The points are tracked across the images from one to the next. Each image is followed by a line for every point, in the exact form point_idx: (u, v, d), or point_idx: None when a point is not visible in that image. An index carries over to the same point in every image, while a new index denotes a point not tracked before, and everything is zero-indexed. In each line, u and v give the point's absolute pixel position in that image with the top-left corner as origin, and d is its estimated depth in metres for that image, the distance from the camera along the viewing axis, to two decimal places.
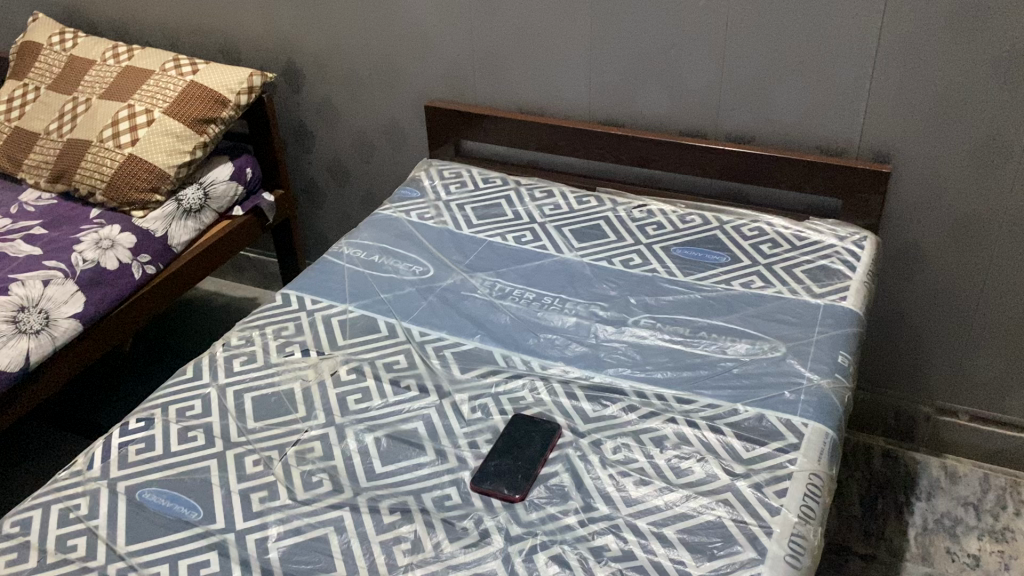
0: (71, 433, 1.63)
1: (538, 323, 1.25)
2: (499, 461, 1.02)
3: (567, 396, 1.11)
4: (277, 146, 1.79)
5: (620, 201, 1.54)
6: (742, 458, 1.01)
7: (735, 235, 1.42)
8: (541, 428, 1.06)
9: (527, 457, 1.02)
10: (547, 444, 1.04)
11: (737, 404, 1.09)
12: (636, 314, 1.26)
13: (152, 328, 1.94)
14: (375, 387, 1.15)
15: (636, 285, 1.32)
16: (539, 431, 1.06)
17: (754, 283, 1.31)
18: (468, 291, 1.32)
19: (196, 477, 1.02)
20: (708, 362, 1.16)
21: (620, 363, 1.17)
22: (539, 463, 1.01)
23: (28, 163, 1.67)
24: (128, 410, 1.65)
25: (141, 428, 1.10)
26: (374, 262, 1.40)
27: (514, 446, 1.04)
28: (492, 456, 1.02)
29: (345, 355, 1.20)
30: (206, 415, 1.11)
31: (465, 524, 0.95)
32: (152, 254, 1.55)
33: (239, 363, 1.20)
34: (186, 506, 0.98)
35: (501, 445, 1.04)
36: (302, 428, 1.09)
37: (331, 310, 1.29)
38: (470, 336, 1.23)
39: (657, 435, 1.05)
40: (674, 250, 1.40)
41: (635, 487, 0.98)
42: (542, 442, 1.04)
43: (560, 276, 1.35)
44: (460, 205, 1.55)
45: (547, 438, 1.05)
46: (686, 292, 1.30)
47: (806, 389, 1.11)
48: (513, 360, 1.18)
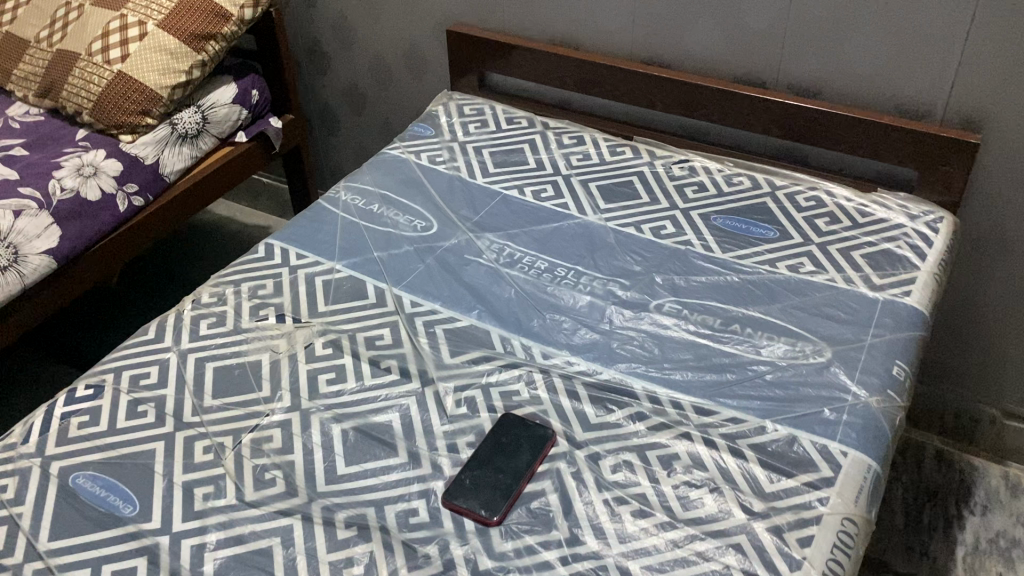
0: (62, 363, 1.55)
1: (546, 299, 1.09)
2: (477, 474, 0.88)
3: (568, 395, 0.96)
4: (287, 66, 1.63)
5: (660, 155, 1.35)
6: (763, 492, 0.85)
7: (789, 204, 1.23)
8: (533, 430, 0.92)
9: (508, 470, 0.88)
10: (535, 454, 0.89)
11: (765, 421, 0.92)
12: (661, 296, 1.09)
13: (164, 251, 1.85)
14: (351, 367, 1.01)
15: (664, 260, 1.15)
16: (531, 434, 0.91)
17: (803, 267, 1.12)
18: (473, 255, 1.16)
19: (138, 462, 0.91)
20: (737, 363, 0.99)
21: (634, 356, 1.01)
22: (521, 479, 0.87)
23: (17, 75, 1.53)
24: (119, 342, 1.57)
25: (88, 396, 0.98)
26: (372, 212, 1.24)
27: (498, 453, 0.90)
28: (471, 463, 0.89)
29: (323, 325, 1.06)
30: (160, 386, 0.99)
31: (429, 550, 0.81)
32: (140, 183, 1.42)
33: (206, 326, 1.07)
34: (120, 498, 0.87)
35: (482, 451, 0.90)
36: (262, 411, 0.96)
37: (316, 268, 1.15)
38: (466, 311, 1.07)
39: (667, 454, 0.89)
40: (714, 219, 1.22)
41: (632, 520, 0.83)
42: (531, 450, 0.90)
43: (579, 243, 1.18)
44: (478, 149, 1.38)
45: (538, 445, 0.90)
46: (723, 273, 1.12)
47: (850, 409, 0.93)
48: (512, 344, 1.02)
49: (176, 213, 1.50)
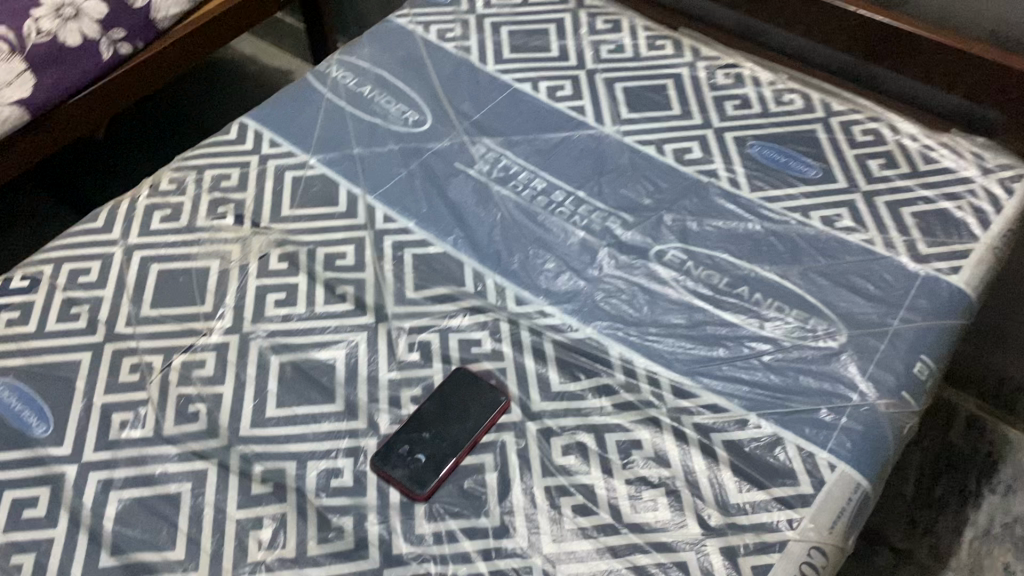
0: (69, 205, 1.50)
1: (533, 230, 0.95)
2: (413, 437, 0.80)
3: (533, 354, 0.85)
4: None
5: (704, 55, 1.16)
6: (725, 504, 0.75)
7: (841, 137, 1.04)
8: (485, 389, 0.82)
9: (446, 436, 0.79)
10: (482, 418, 0.80)
11: (749, 414, 0.81)
12: (666, 240, 0.95)
13: (185, 89, 1.73)
14: (304, 289, 0.91)
15: (679, 194, 0.99)
16: (482, 394, 0.82)
17: (839, 221, 0.96)
18: (463, 164, 1.02)
19: (61, 374, 0.85)
20: (734, 335, 0.86)
21: (617, 315, 0.88)
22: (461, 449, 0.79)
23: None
24: (124, 190, 1.50)
25: (23, 290, 0.92)
26: (362, 97, 1.10)
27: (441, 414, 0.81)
28: (408, 423, 0.80)
29: (282, 233, 0.96)
30: (98, 286, 0.92)
31: (343, 522, 0.75)
32: (128, 30, 1.29)
33: (159, 219, 0.98)
34: (35, 416, 0.82)
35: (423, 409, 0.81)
36: (199, 329, 0.88)
37: (288, 161, 1.03)
38: (441, 236, 0.95)
39: (627, 442, 0.79)
40: (750, 145, 1.04)
41: (571, 517, 0.74)
42: (477, 414, 0.81)
43: (586, 161, 1.03)
44: (497, 26, 1.20)
45: (486, 408, 0.81)
46: (744, 219, 0.97)
47: (851, 412, 0.81)
48: (483, 283, 0.91)
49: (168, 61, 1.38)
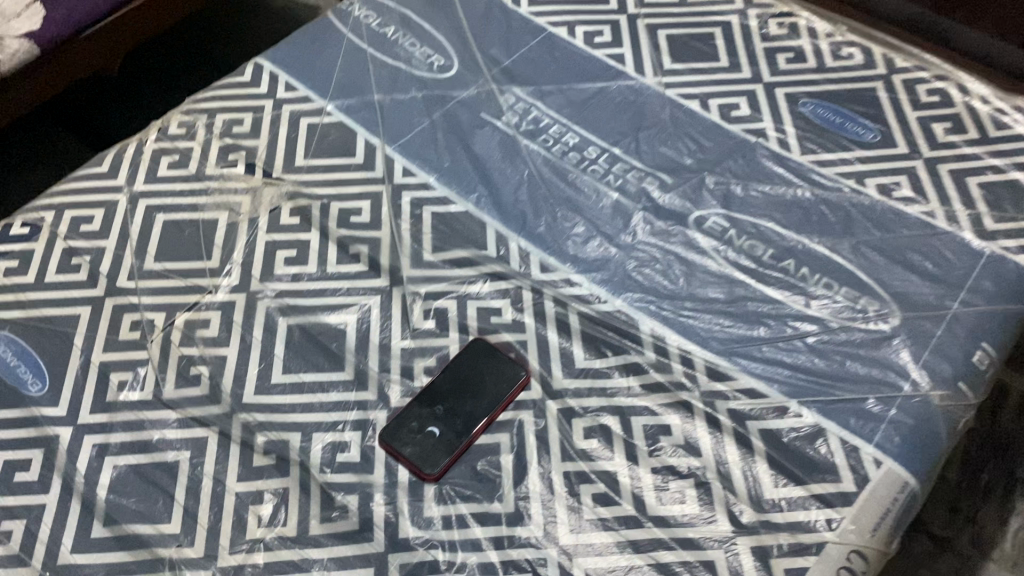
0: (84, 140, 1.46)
1: (562, 189, 0.88)
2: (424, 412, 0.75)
3: (557, 327, 0.79)
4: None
5: (757, 2, 1.07)
6: (759, 499, 0.69)
7: (904, 97, 0.95)
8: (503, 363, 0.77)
9: (459, 412, 0.75)
10: (498, 394, 0.75)
11: (789, 401, 0.74)
12: (707, 206, 0.87)
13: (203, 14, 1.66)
14: (316, 247, 0.85)
15: (723, 155, 0.92)
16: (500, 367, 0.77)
17: (898, 191, 0.88)
18: (490, 114, 0.95)
19: (58, 330, 0.80)
20: (776, 314, 0.80)
21: (650, 286, 0.82)
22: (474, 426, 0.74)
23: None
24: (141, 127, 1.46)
25: (22, 237, 0.87)
26: (385, 38, 1.03)
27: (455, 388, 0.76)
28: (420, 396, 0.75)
29: (295, 185, 0.90)
30: (101, 236, 0.87)
31: (348, 501, 0.70)
32: None
33: (167, 165, 0.92)
34: (31, 374, 0.77)
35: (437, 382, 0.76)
36: (204, 286, 0.83)
37: (304, 106, 0.96)
38: (464, 193, 0.89)
39: (655, 427, 0.73)
40: (802, 103, 0.96)
41: (591, 507, 0.69)
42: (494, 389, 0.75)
43: (623, 114, 0.95)
44: None
45: (503, 383, 0.75)
46: (792, 185, 0.89)
47: (901, 403, 0.74)
48: (507, 247, 0.85)
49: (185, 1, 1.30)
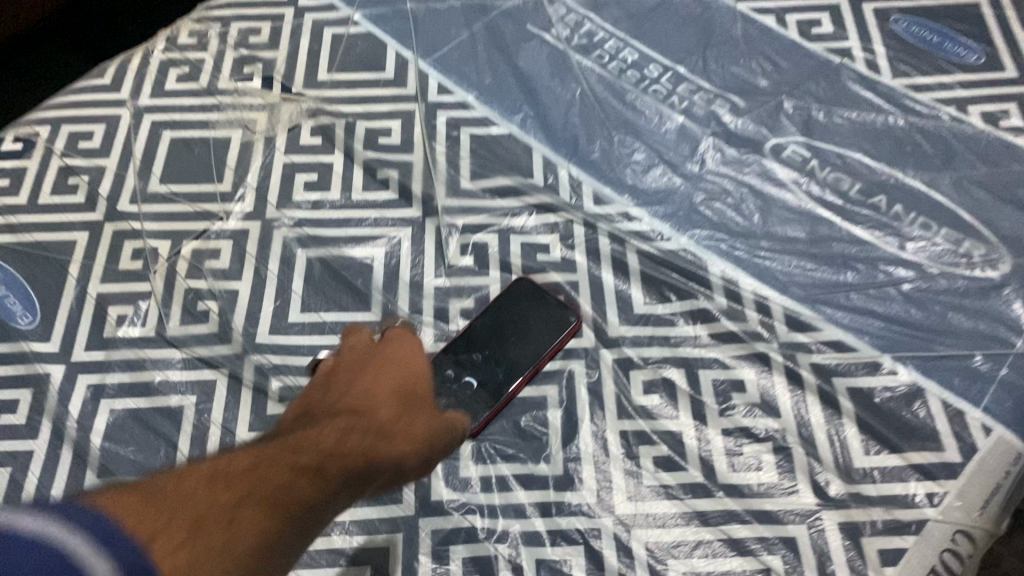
0: None
1: (619, 111, 0.78)
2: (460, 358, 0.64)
3: (613, 267, 0.69)
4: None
5: None
6: (847, 468, 0.60)
7: (1012, 14, 0.83)
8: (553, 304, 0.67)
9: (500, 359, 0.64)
10: (547, 340, 0.65)
11: (882, 356, 0.64)
12: (785, 133, 0.76)
13: None
14: (340, 170, 0.76)
15: (804, 76, 0.80)
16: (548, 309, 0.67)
17: (1006, 119, 0.76)
18: (537, 25, 0.84)
19: (52, 257, 0.71)
20: (866, 257, 0.69)
21: (720, 222, 0.72)
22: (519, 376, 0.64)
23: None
24: None
25: (14, 154, 0.78)
26: None
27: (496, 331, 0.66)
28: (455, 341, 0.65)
29: (317, 101, 0.80)
30: (101, 155, 0.77)
31: None
32: None
33: (175, 76, 0.82)
34: (20, 304, 0.69)
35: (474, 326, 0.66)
36: (215, 212, 0.74)
37: (329, 16, 0.86)
38: (508, 114, 0.78)
39: (726, 382, 0.64)
40: (894, 19, 0.84)
41: (652, 472, 0.60)
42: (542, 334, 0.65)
43: (689, 29, 0.84)
44: None
45: (554, 328, 0.66)
46: (884, 111, 0.78)
47: (1015, 362, 0.63)
48: (556, 175, 0.75)
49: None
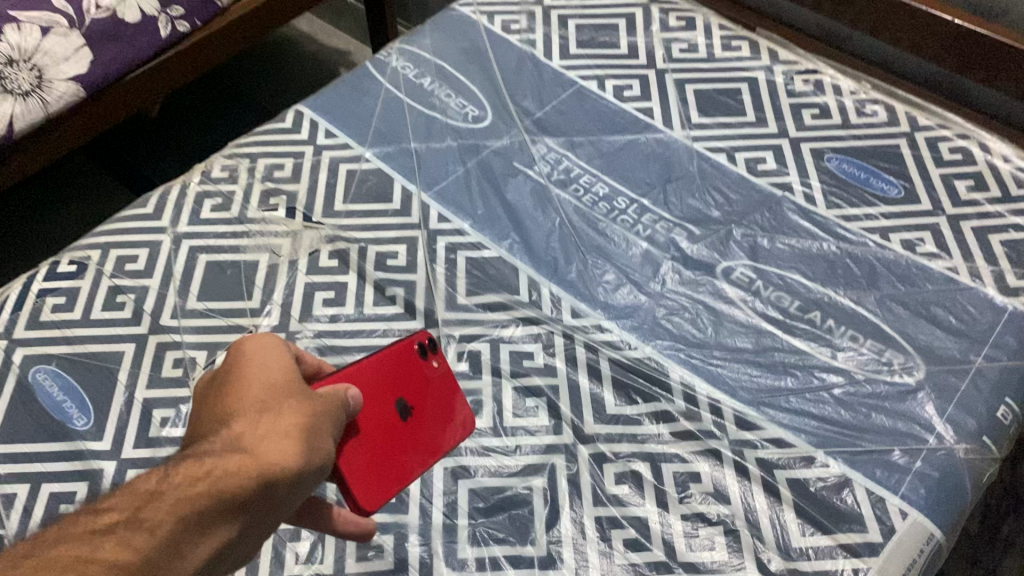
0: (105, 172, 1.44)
1: (592, 238, 0.91)
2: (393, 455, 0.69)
3: (588, 373, 0.81)
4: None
5: (784, 58, 1.10)
6: (787, 547, 0.71)
7: (927, 154, 0.98)
8: (445, 378, 0.76)
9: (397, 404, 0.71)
10: (404, 352, 0.74)
11: (817, 451, 0.76)
12: (734, 258, 0.89)
13: (244, 64, 1.68)
14: (353, 288, 0.88)
15: (750, 207, 0.94)
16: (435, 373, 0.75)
17: (921, 246, 0.90)
18: (523, 164, 0.98)
19: (103, 367, 0.83)
20: (803, 365, 0.81)
21: (679, 334, 0.84)
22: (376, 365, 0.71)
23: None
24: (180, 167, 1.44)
25: (69, 275, 0.90)
26: (421, 88, 1.07)
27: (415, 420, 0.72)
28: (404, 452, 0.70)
29: (334, 229, 0.92)
30: (145, 275, 0.89)
31: (384, 539, 0.72)
32: (187, 7, 1.28)
33: (209, 208, 0.95)
34: (77, 407, 0.80)
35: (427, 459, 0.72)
36: (245, 325, 0.85)
37: (343, 152, 1.00)
38: (497, 239, 0.92)
39: (686, 473, 0.75)
40: (828, 158, 0.99)
41: (622, 552, 0.71)
42: (420, 366, 0.74)
43: (652, 164, 0.98)
44: (564, 18, 1.16)
45: (429, 364, 0.75)
46: (819, 238, 0.91)
47: (926, 454, 0.75)
48: (539, 292, 0.87)
49: (266, 101, 1.60)
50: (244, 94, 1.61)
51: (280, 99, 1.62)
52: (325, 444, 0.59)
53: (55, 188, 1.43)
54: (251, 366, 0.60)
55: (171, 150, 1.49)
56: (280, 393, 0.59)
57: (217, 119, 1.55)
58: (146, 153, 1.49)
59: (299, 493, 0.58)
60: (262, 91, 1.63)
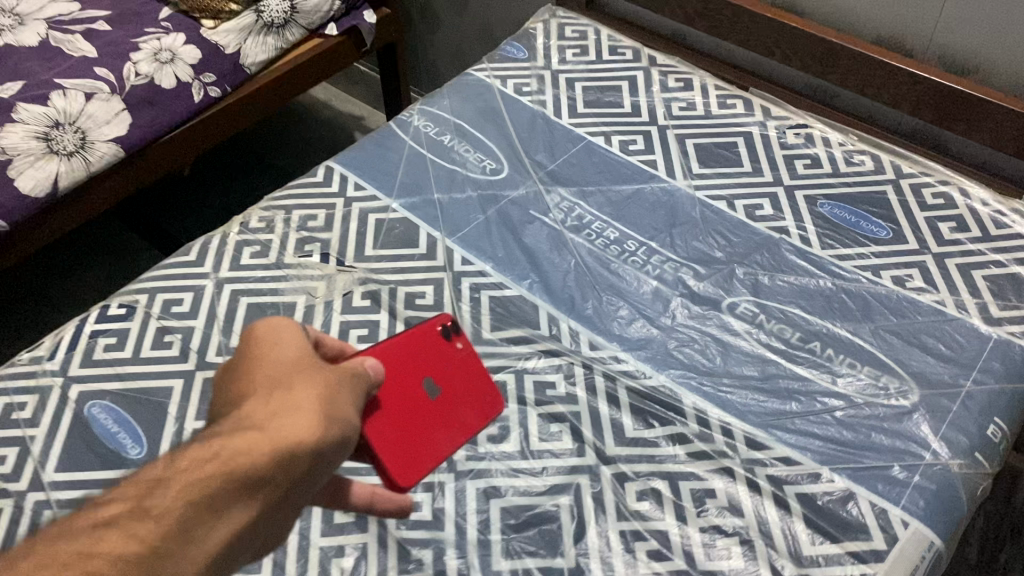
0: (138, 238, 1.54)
1: (606, 277, 0.99)
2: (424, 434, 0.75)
3: (607, 400, 0.87)
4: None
5: (776, 114, 1.19)
6: (799, 555, 0.76)
7: (911, 199, 1.06)
8: (470, 359, 0.82)
9: (425, 383, 0.77)
10: (427, 335, 0.80)
11: (822, 468, 0.82)
12: (738, 295, 0.97)
13: (267, 131, 1.78)
14: (385, 325, 0.94)
15: (751, 248, 1.02)
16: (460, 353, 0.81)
17: (910, 281, 0.97)
18: (539, 212, 1.06)
19: (153, 401, 0.88)
20: (806, 390, 0.88)
21: (690, 364, 0.90)
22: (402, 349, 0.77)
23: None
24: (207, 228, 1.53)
25: (119, 317, 0.96)
26: (442, 145, 1.15)
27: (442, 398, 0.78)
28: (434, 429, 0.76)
29: (365, 272, 0.99)
30: (190, 316, 0.96)
31: (423, 554, 0.77)
32: (219, 73, 1.36)
33: (248, 255, 1.02)
34: (129, 437, 0.85)
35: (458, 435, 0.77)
36: None
37: (371, 203, 1.07)
38: (518, 280, 0.99)
39: (702, 489, 0.81)
40: (820, 203, 1.07)
41: (646, 562, 0.76)
42: (444, 346, 0.80)
43: (659, 211, 1.06)
44: (571, 80, 1.25)
45: (453, 345, 0.81)
46: (815, 276, 0.98)
47: (924, 470, 0.81)
48: (558, 326, 0.94)
49: (288, 165, 1.70)
50: (267, 158, 1.71)
51: (300, 163, 1.71)
52: (343, 408, 0.64)
53: (90, 251, 1.52)
54: (263, 352, 0.66)
55: (198, 212, 1.59)
56: (290, 374, 0.64)
57: (239, 183, 1.65)
58: (176, 216, 1.58)
59: (319, 468, 0.62)
60: (283, 156, 1.72)
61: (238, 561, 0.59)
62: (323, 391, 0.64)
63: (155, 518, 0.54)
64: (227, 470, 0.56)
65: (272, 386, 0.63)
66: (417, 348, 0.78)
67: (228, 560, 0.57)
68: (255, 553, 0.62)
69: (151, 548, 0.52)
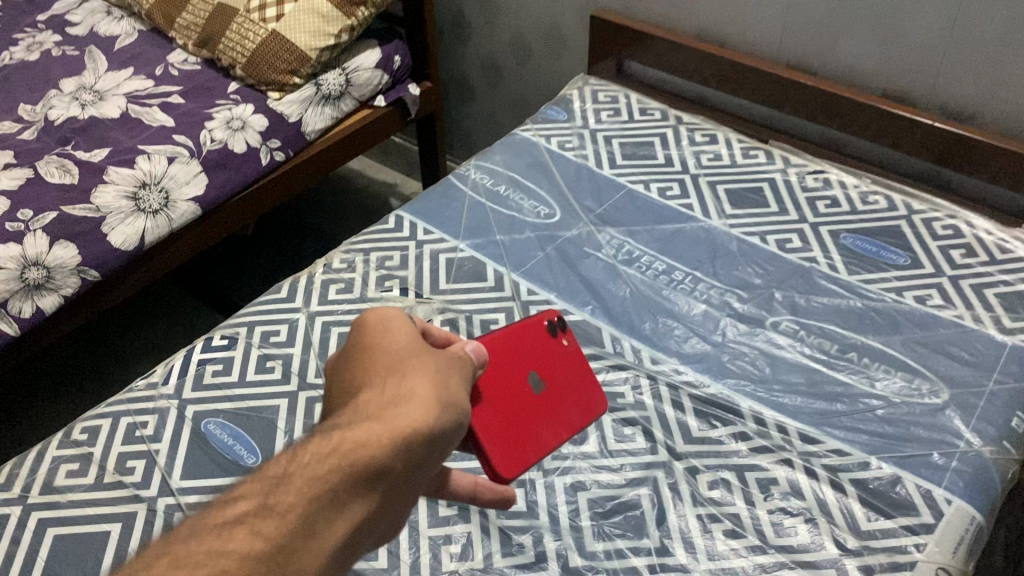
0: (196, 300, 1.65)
1: (660, 302, 1.10)
2: (534, 421, 0.86)
3: (673, 405, 0.98)
4: (428, 16, 1.66)
5: (794, 162, 1.33)
6: (858, 530, 0.85)
7: (923, 231, 1.19)
8: (575, 354, 0.94)
9: (536, 378, 0.89)
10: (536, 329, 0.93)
11: (871, 457, 0.92)
12: (779, 315, 1.08)
13: (310, 200, 1.91)
14: None
15: (786, 276, 1.14)
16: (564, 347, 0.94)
17: (931, 299, 1.09)
18: (592, 248, 1.18)
19: (262, 417, 0.97)
20: (849, 393, 0.98)
21: (743, 373, 1.01)
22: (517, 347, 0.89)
23: (159, 12, 1.63)
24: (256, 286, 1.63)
25: (223, 347, 1.06)
26: (499, 194, 1.28)
27: (551, 392, 0.89)
28: (544, 423, 0.87)
29: (443, 303, 1.10)
30: (288, 344, 1.06)
31: (523, 539, 0.86)
32: (283, 139, 1.50)
33: (335, 291, 1.12)
34: (245, 448, 0.94)
35: (564, 425, 0.88)
36: None
37: (441, 245, 1.19)
38: (580, 306, 1.10)
39: (765, 478, 0.90)
40: (843, 237, 1.20)
41: (723, 540, 0.85)
42: (552, 341, 0.93)
43: (700, 247, 1.18)
44: (608, 137, 1.39)
45: (561, 340, 0.94)
46: (846, 297, 1.10)
47: (960, 456, 0.91)
48: (621, 344, 1.05)
49: (330, 230, 1.82)
50: (308, 223, 1.83)
51: (340, 227, 1.83)
52: (454, 394, 0.67)
53: (149, 311, 1.65)
54: (375, 342, 0.69)
55: (248, 272, 1.71)
56: (401, 362, 0.67)
57: (283, 244, 1.77)
58: (229, 278, 1.69)
59: (434, 453, 0.65)
60: (325, 221, 1.85)
61: (360, 549, 0.63)
62: (434, 377, 0.67)
63: (280, 513, 0.57)
64: (347, 464, 0.60)
65: (387, 376, 0.66)
66: (532, 344, 0.91)
67: (350, 549, 0.61)
68: (376, 540, 0.66)
69: (277, 545, 0.56)
